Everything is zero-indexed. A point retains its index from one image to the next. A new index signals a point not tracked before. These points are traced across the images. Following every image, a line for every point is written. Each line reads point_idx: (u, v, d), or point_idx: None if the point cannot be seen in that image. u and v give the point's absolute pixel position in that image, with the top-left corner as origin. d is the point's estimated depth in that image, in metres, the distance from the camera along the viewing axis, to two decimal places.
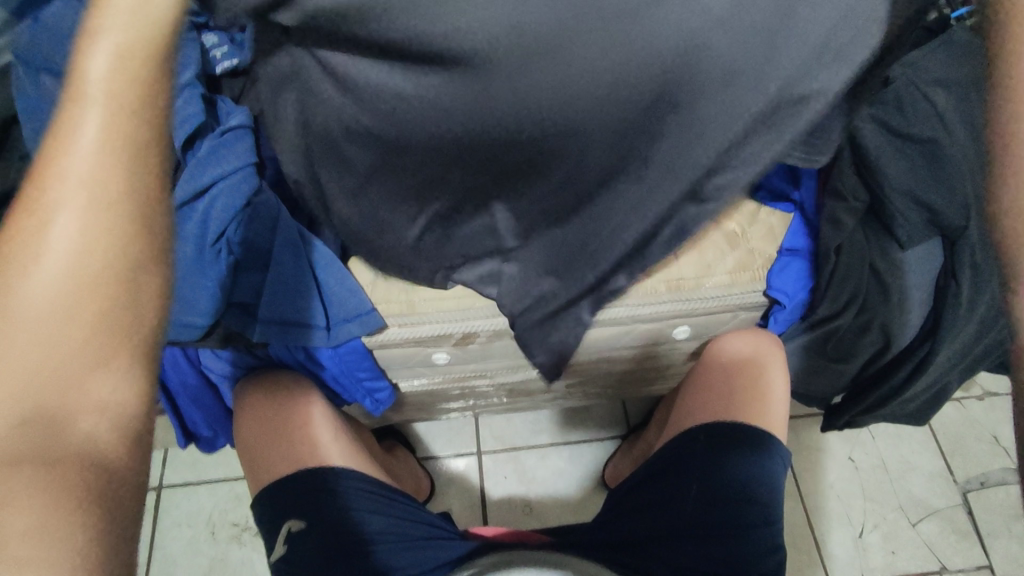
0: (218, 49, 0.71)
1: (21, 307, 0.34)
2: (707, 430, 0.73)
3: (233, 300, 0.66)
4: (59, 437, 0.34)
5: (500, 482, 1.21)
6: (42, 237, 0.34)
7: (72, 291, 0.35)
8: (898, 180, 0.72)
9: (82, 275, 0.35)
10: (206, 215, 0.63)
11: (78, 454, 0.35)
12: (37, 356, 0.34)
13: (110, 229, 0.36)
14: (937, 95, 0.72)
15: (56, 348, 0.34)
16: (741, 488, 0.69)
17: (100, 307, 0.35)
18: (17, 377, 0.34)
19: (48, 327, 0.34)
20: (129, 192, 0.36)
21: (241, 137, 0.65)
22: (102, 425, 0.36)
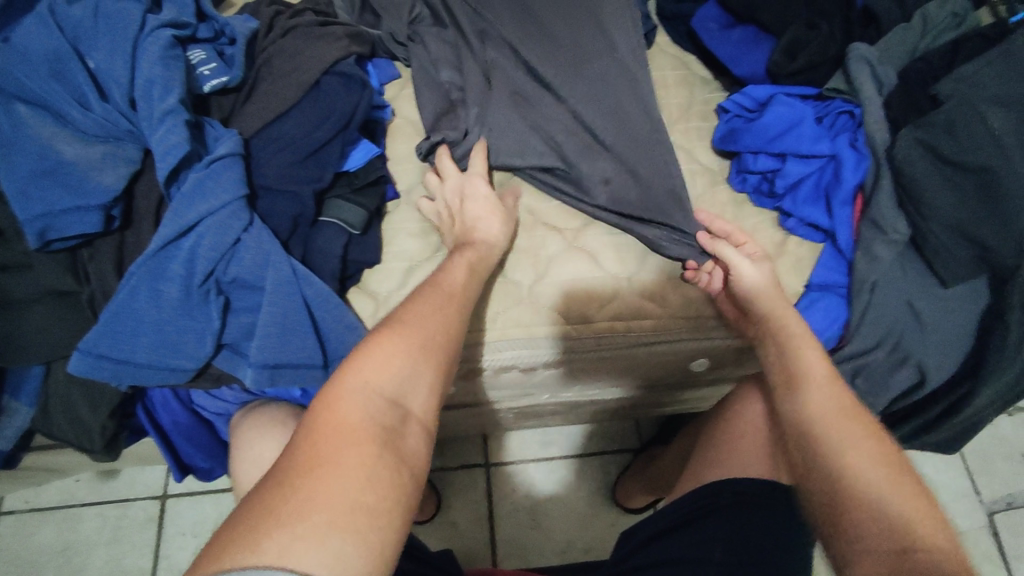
0: (205, 65, 0.65)
1: (420, 335, 0.49)
2: (728, 490, 0.64)
3: (224, 341, 0.62)
4: (400, 442, 0.43)
5: (509, 496, 1.19)
6: (440, 291, 0.55)
7: (440, 336, 0.50)
8: (946, 214, 0.66)
9: (445, 333, 0.51)
10: (193, 254, 0.58)
11: (399, 471, 0.41)
12: (409, 376, 0.46)
13: (462, 310, 0.55)
14: (994, 116, 0.65)
15: (447, 317, 0.52)
16: (768, 561, 0.59)
17: (446, 370, 0.49)
18: (403, 376, 0.46)
19: (430, 344, 0.49)
20: (463, 307, 0.55)
21: (231, 166, 0.61)
22: (416, 448, 0.44)
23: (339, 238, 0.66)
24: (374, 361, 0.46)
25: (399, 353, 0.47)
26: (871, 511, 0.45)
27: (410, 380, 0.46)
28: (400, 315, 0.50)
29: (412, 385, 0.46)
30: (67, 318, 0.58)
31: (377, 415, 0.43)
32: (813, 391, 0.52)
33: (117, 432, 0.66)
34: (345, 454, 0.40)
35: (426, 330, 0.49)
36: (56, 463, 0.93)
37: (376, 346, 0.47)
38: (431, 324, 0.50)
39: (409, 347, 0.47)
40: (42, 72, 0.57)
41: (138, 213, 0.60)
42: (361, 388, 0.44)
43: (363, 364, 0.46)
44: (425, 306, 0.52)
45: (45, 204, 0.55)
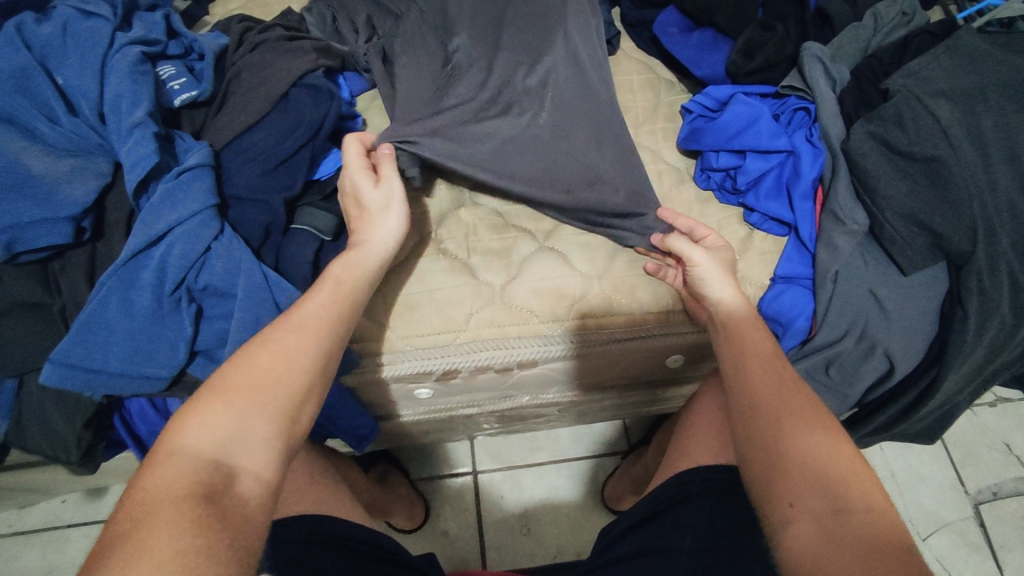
0: (175, 81, 0.67)
1: (268, 378, 0.48)
2: (700, 474, 0.66)
3: (197, 348, 0.62)
4: (225, 500, 0.42)
5: (497, 503, 1.18)
6: (297, 322, 0.52)
7: (287, 379, 0.49)
8: (899, 202, 0.68)
9: (294, 374, 0.49)
10: (163, 262, 0.59)
11: (222, 531, 0.41)
12: (248, 428, 0.46)
13: (326, 340, 0.53)
14: (941, 107, 0.67)
15: (299, 353, 0.50)
16: (743, 539, 0.60)
17: (296, 409, 0.49)
18: (235, 432, 0.45)
19: (268, 394, 0.47)
20: (332, 338, 0.53)
21: (199, 176, 0.62)
22: (252, 500, 0.44)
23: (310, 244, 0.67)
24: (210, 414, 0.45)
25: (235, 408, 0.46)
26: (810, 480, 0.46)
27: (245, 437, 0.45)
28: (240, 358, 0.49)
29: (250, 441, 0.46)
30: (38, 329, 0.59)
31: (196, 472, 0.43)
32: (761, 375, 0.54)
33: (93, 444, 0.66)
34: (156, 521, 0.39)
35: (268, 379, 0.48)
36: (39, 482, 0.93)
37: (211, 401, 0.46)
38: (275, 369, 0.48)
39: (243, 401, 0.46)
40: (11, 88, 0.59)
41: (109, 224, 0.61)
42: (192, 449, 0.44)
43: (196, 418, 0.45)
44: (285, 338, 0.50)
45: (14, 216, 0.56)
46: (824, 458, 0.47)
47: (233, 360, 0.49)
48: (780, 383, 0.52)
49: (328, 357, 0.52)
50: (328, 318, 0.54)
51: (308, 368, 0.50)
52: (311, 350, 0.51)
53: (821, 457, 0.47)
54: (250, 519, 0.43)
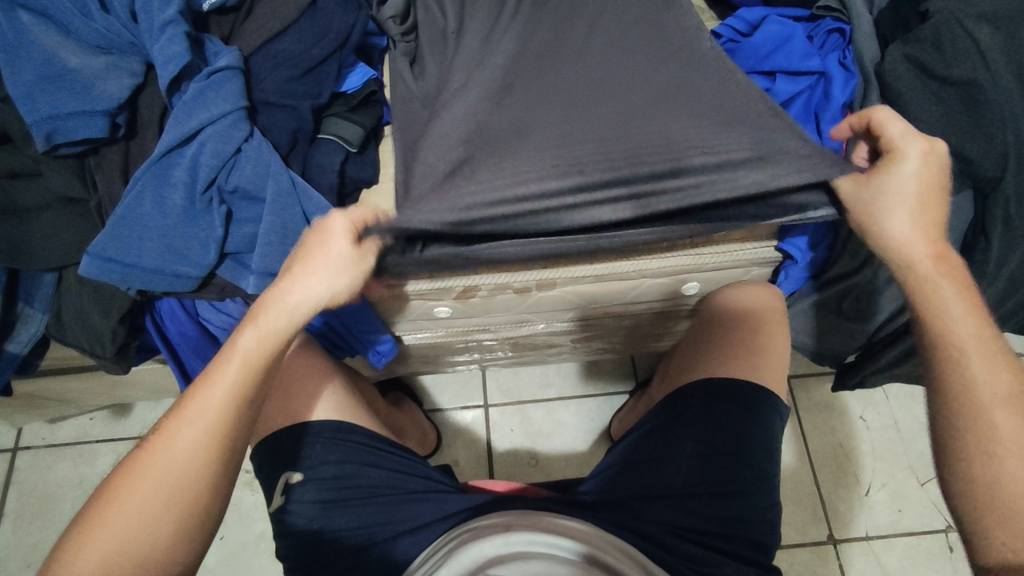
0: None
1: (172, 471, 0.48)
2: (702, 385, 0.68)
3: (227, 250, 0.64)
4: None
5: (506, 435, 1.22)
6: (183, 425, 0.50)
7: (170, 493, 0.48)
8: (932, 129, 0.67)
9: (173, 485, 0.48)
10: (195, 161, 0.60)
11: None
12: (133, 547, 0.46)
13: (213, 441, 0.50)
14: (981, 30, 0.65)
15: (183, 462, 0.49)
16: (744, 447, 0.63)
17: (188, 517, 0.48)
18: (111, 553, 0.46)
19: (147, 507, 0.47)
20: (226, 434, 0.50)
21: (230, 78, 0.62)
22: None
23: (337, 155, 0.68)
24: (92, 543, 0.46)
25: (110, 535, 0.46)
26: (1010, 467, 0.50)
27: (132, 553, 0.46)
28: (122, 474, 0.48)
29: (139, 557, 0.46)
30: (75, 223, 0.61)
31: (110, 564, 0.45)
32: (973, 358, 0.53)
33: (126, 341, 0.68)
34: None
35: (147, 496, 0.47)
36: (67, 392, 0.96)
37: (88, 529, 0.46)
38: (157, 480, 0.48)
39: (122, 523, 0.46)
40: None
41: (141, 123, 0.62)
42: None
43: (73, 548, 0.46)
44: (188, 423, 0.50)
45: (51, 107, 0.57)
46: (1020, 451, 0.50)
47: (116, 476, 0.49)
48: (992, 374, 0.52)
49: (218, 456, 0.50)
50: (215, 413, 0.50)
51: (191, 473, 0.49)
52: (196, 452, 0.49)
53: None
54: None
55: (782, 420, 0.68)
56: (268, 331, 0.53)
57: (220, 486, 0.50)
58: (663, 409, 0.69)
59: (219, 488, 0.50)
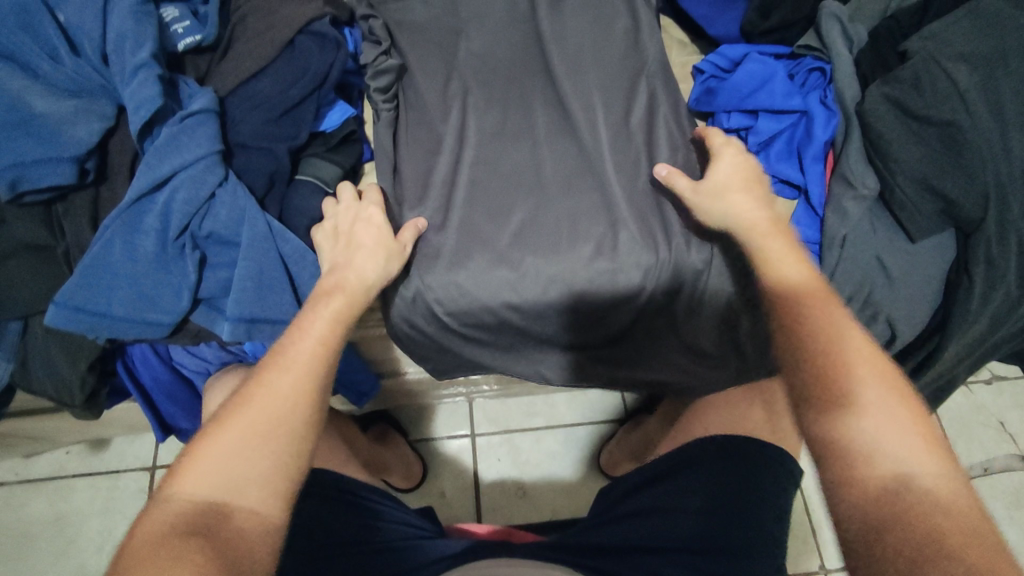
0: (179, 24, 0.64)
1: (253, 424, 0.45)
2: (715, 441, 0.66)
3: (201, 296, 0.62)
4: (216, 535, 0.40)
5: (494, 465, 1.20)
6: (281, 369, 0.48)
7: (274, 428, 0.45)
8: (914, 168, 0.67)
9: (276, 420, 0.45)
10: (167, 207, 0.59)
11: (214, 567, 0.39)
12: (238, 475, 0.43)
13: (311, 380, 0.48)
14: (959, 71, 0.66)
15: (280, 401, 0.46)
16: (750, 506, 0.62)
17: (290, 456, 0.45)
18: (219, 479, 0.43)
19: (249, 439, 0.44)
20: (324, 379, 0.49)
21: (204, 121, 0.60)
22: (248, 539, 0.41)
23: (315, 196, 0.67)
24: (201, 467, 0.43)
25: (211, 467, 0.43)
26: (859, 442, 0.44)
27: (231, 482, 0.43)
28: (225, 409, 0.46)
29: (239, 488, 0.43)
30: (42, 271, 0.59)
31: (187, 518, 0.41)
32: (818, 335, 0.49)
33: (97, 388, 0.66)
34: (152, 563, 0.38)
35: (249, 430, 0.44)
36: (39, 430, 0.93)
37: (187, 463, 0.43)
38: (260, 413, 0.45)
39: (224, 456, 0.43)
40: (9, 24, 0.57)
41: (112, 167, 0.61)
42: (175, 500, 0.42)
43: (184, 469, 0.43)
44: (284, 370, 0.48)
45: (17, 155, 0.55)
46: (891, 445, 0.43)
47: (216, 416, 0.46)
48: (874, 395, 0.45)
49: (309, 401, 0.47)
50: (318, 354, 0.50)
51: (285, 414, 0.46)
52: (294, 389, 0.47)
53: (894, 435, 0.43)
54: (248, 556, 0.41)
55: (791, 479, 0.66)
56: (358, 278, 0.58)
57: (313, 431, 0.47)
58: (672, 455, 0.67)
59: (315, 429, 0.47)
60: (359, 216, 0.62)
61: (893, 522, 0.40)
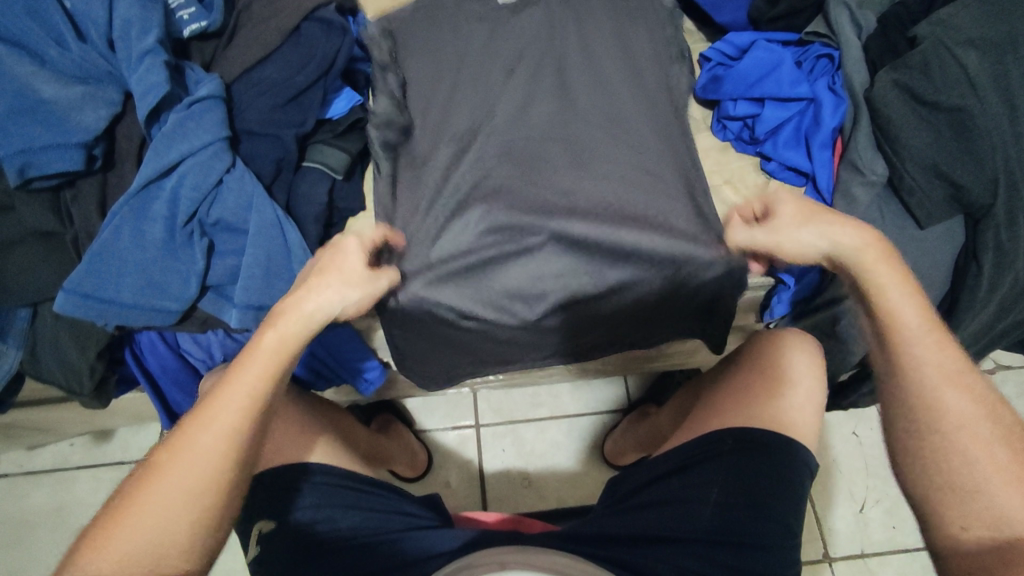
0: (184, 10, 0.64)
1: (207, 425, 0.45)
2: (731, 435, 0.66)
3: (209, 283, 0.62)
4: None
5: (498, 456, 1.20)
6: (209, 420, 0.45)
7: (194, 492, 0.44)
8: (923, 153, 0.67)
9: (198, 484, 0.44)
10: (175, 194, 0.59)
11: None
12: (157, 542, 0.42)
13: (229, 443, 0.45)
14: (968, 56, 0.65)
15: (200, 459, 0.44)
16: (764, 497, 0.62)
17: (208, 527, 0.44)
18: (136, 547, 0.41)
19: (175, 503, 0.43)
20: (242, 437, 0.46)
21: (210, 107, 0.60)
22: None
23: (322, 183, 0.67)
24: (124, 533, 0.42)
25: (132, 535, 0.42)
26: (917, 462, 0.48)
27: (155, 548, 0.42)
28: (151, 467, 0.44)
29: (159, 552, 0.42)
30: (50, 257, 0.59)
31: (147, 507, 0.43)
32: (928, 371, 0.48)
33: (105, 375, 0.67)
34: None
35: (176, 495, 0.43)
36: (44, 420, 0.93)
37: (111, 524, 0.42)
38: (182, 475, 0.44)
39: (144, 521, 0.42)
40: (14, 9, 0.57)
41: (119, 154, 0.60)
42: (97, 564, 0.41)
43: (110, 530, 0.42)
44: (210, 423, 0.45)
45: (25, 141, 0.55)
46: (988, 473, 0.45)
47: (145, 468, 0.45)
48: (980, 422, 0.46)
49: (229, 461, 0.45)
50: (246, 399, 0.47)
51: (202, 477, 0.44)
52: (214, 451, 0.45)
53: (973, 450, 0.46)
54: None
55: (810, 475, 0.66)
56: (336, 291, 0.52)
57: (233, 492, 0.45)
58: (688, 449, 0.67)
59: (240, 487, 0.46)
60: (339, 250, 0.54)
61: (1008, 555, 0.42)
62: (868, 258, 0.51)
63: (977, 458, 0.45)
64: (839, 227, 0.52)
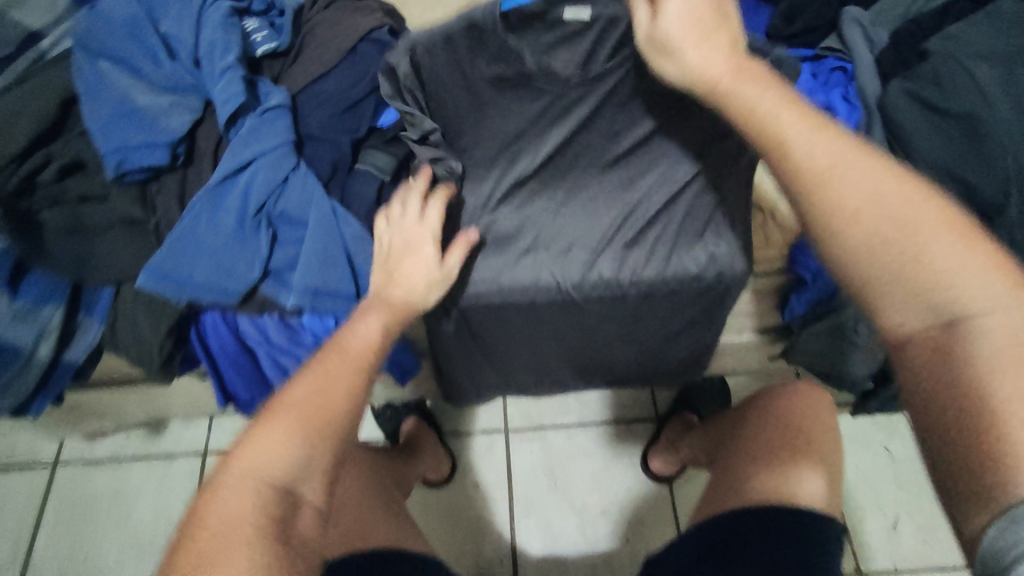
0: (259, 33, 0.73)
1: (307, 424, 0.46)
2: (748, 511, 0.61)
3: (270, 268, 0.70)
4: (289, 529, 0.43)
5: (526, 459, 1.23)
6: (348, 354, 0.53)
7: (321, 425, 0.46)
8: (936, 157, 0.69)
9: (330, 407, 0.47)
10: (247, 188, 0.67)
11: (286, 553, 0.42)
12: (301, 459, 0.45)
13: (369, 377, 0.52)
14: (979, 68, 0.70)
15: (333, 392, 0.48)
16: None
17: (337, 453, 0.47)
18: (279, 465, 0.44)
19: (313, 427, 0.46)
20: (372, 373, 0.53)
21: (280, 116, 0.69)
22: (309, 528, 0.45)
23: (372, 183, 0.73)
24: (259, 447, 0.45)
25: (265, 460, 0.44)
26: (888, 281, 0.40)
27: (298, 467, 0.45)
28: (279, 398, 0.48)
29: (299, 475, 0.45)
30: (135, 243, 0.67)
31: (255, 517, 0.42)
32: (933, 264, 0.39)
33: (171, 353, 0.74)
34: (233, 551, 0.40)
35: (313, 418, 0.46)
36: (110, 406, 1.01)
37: (242, 452, 0.45)
38: (317, 399, 0.47)
39: (284, 441, 0.45)
40: (122, 33, 0.67)
41: (198, 153, 0.69)
42: (242, 483, 0.43)
43: (242, 454, 0.44)
44: (350, 352, 0.53)
45: (121, 141, 0.64)
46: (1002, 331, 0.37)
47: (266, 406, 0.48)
48: (972, 278, 0.38)
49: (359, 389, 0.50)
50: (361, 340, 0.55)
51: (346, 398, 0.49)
52: (336, 388, 0.49)
53: (916, 207, 0.41)
54: (312, 553, 0.44)
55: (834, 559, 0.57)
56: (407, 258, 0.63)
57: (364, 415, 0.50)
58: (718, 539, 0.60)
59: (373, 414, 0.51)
60: (411, 243, 0.63)
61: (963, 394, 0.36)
62: (715, 71, 0.48)
63: (941, 252, 0.39)
64: (727, 92, 0.47)
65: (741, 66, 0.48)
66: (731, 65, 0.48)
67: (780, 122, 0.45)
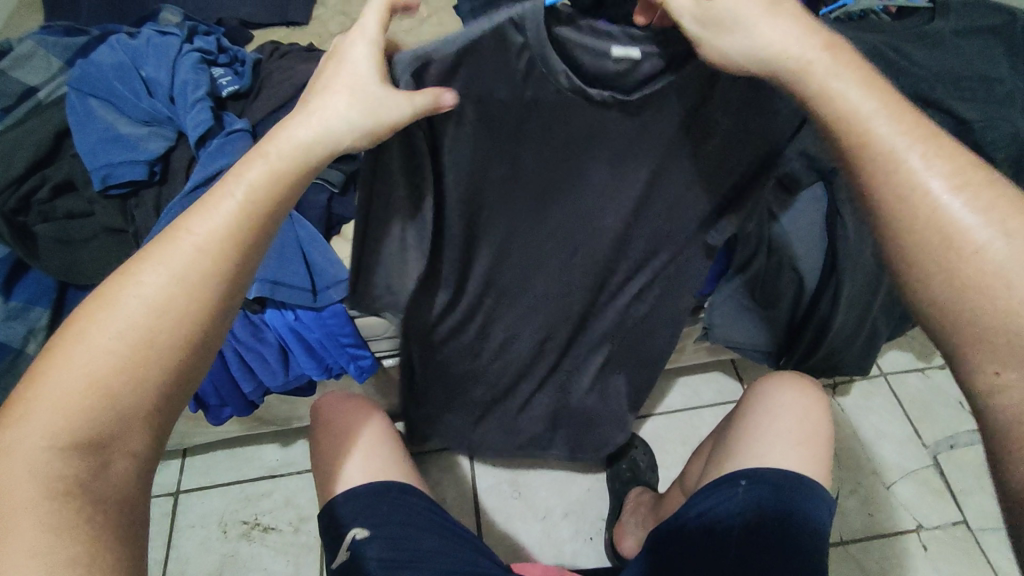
0: (224, 78, 0.88)
1: (117, 360, 0.42)
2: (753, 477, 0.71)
3: None
4: (98, 482, 0.41)
5: (489, 471, 1.28)
6: (155, 273, 0.43)
7: (134, 358, 0.42)
8: None
9: (139, 344, 0.43)
10: None
11: (93, 509, 0.41)
12: (119, 400, 0.42)
13: (178, 302, 0.43)
14: None
15: (145, 327, 0.43)
16: (794, 519, 0.67)
17: (157, 392, 0.43)
18: (83, 404, 0.41)
19: (121, 365, 0.42)
20: (199, 291, 0.44)
21: (241, 136, 0.81)
22: (128, 478, 0.43)
23: (323, 194, 0.87)
24: (52, 394, 0.41)
25: (60, 407, 0.41)
26: (937, 206, 0.44)
27: (108, 414, 0.42)
28: (70, 333, 0.42)
29: (114, 426, 0.42)
30: (118, 248, 0.78)
31: (50, 472, 0.40)
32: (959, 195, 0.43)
33: None
34: (21, 517, 0.39)
35: (117, 356, 0.42)
36: None
37: (28, 405, 0.41)
38: (122, 337, 0.42)
39: (86, 388, 0.41)
40: (110, 78, 0.82)
41: (172, 172, 0.81)
42: (30, 442, 0.40)
43: (35, 395, 0.41)
44: (159, 264, 0.44)
45: (108, 159, 0.77)
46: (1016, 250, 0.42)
47: (54, 344, 0.42)
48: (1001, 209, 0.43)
49: (178, 320, 0.43)
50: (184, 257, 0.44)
51: (147, 335, 0.43)
52: (152, 316, 0.43)
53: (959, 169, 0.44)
54: (131, 502, 0.43)
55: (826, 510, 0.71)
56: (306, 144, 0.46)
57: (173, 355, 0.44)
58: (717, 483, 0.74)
59: (184, 353, 0.44)
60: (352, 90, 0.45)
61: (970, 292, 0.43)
62: (808, 54, 0.44)
63: (975, 186, 0.44)
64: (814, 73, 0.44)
65: (834, 43, 0.45)
66: (825, 43, 0.45)
67: (847, 100, 0.44)
